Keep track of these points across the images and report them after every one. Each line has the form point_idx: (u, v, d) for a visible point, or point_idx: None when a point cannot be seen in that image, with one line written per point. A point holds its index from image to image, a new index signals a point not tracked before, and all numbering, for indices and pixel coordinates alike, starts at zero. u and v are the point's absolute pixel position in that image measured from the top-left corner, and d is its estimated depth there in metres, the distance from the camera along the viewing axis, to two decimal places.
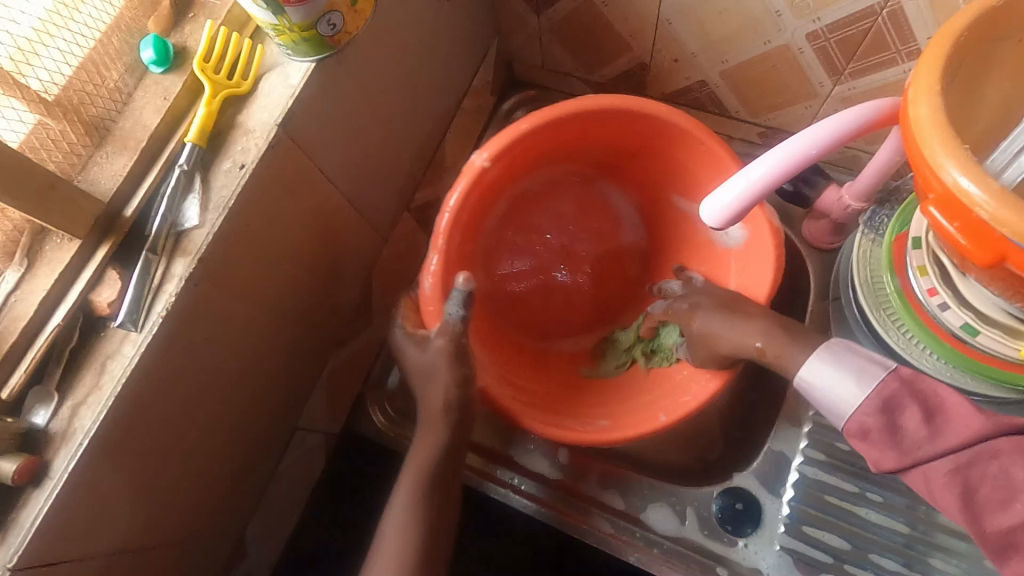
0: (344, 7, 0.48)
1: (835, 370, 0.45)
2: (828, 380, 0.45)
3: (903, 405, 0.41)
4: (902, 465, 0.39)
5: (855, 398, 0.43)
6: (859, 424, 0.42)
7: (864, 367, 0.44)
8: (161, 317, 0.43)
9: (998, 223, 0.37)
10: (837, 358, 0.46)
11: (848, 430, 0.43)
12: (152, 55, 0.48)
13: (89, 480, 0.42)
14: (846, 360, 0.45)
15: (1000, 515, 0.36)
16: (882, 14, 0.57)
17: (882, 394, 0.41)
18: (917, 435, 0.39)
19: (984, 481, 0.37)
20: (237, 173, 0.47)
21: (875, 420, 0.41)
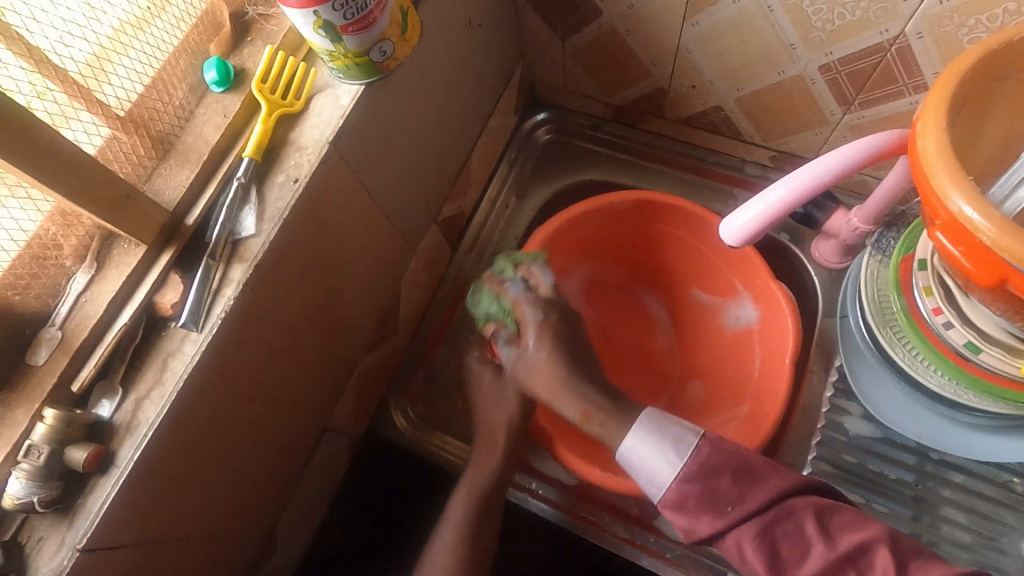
0: (396, 36, 0.52)
1: (648, 439, 0.54)
2: (646, 455, 0.53)
3: (718, 469, 0.51)
4: (713, 528, 0.50)
5: (666, 482, 0.52)
6: (674, 498, 0.52)
7: (680, 436, 0.53)
8: (221, 319, 0.47)
9: (1000, 248, 0.40)
10: (652, 427, 0.55)
11: (664, 500, 0.52)
12: (215, 75, 0.52)
13: (151, 469, 0.45)
14: (662, 431, 0.54)
15: (803, 568, 0.47)
16: (891, 50, 0.60)
17: (698, 461, 0.51)
18: (729, 496, 0.50)
19: (788, 540, 0.48)
20: (291, 186, 0.51)
21: (693, 487, 0.51)
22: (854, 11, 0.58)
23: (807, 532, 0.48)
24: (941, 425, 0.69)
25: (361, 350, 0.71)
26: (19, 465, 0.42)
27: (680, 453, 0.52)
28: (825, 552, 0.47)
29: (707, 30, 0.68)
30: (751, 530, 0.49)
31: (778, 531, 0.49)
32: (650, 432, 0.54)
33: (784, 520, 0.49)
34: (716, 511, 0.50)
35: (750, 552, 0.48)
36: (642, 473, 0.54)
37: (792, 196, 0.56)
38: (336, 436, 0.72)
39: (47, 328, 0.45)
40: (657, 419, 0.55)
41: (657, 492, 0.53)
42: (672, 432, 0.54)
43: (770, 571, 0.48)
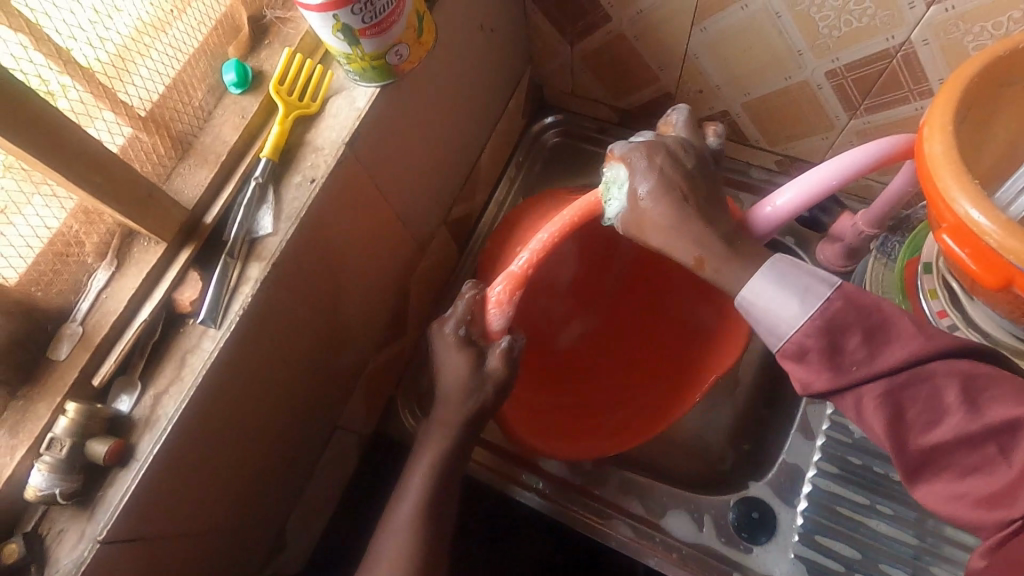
0: (412, 39, 0.53)
1: (771, 281, 0.43)
2: (769, 297, 0.43)
3: (847, 326, 0.40)
4: (833, 386, 0.40)
5: (787, 328, 0.42)
6: (795, 348, 0.41)
7: (811, 286, 0.41)
8: (238, 316, 0.48)
9: (1006, 250, 0.41)
10: (776, 272, 0.43)
11: (783, 351, 0.42)
12: (233, 77, 0.53)
13: (169, 464, 0.46)
14: (789, 276, 0.43)
15: (927, 436, 0.40)
16: (897, 57, 0.61)
17: (828, 317, 0.40)
18: (854, 356, 0.40)
19: (916, 405, 0.40)
20: (308, 187, 0.52)
21: (816, 341, 0.41)
22: (861, 18, 0.59)
23: (948, 400, 0.39)
24: None
25: (370, 349, 0.72)
26: (41, 457, 0.42)
27: (813, 300, 0.41)
28: (963, 424, 0.39)
29: (714, 35, 0.69)
30: (878, 392, 0.39)
31: (907, 394, 0.39)
32: (775, 277, 0.43)
33: (919, 385, 0.39)
34: (836, 364, 0.40)
35: (868, 409, 0.40)
36: (756, 319, 0.43)
37: (803, 197, 0.54)
38: (345, 435, 0.73)
39: (68, 324, 0.46)
40: (786, 264, 0.43)
41: (776, 341, 0.42)
42: (801, 281, 0.42)
43: (893, 442, 0.40)
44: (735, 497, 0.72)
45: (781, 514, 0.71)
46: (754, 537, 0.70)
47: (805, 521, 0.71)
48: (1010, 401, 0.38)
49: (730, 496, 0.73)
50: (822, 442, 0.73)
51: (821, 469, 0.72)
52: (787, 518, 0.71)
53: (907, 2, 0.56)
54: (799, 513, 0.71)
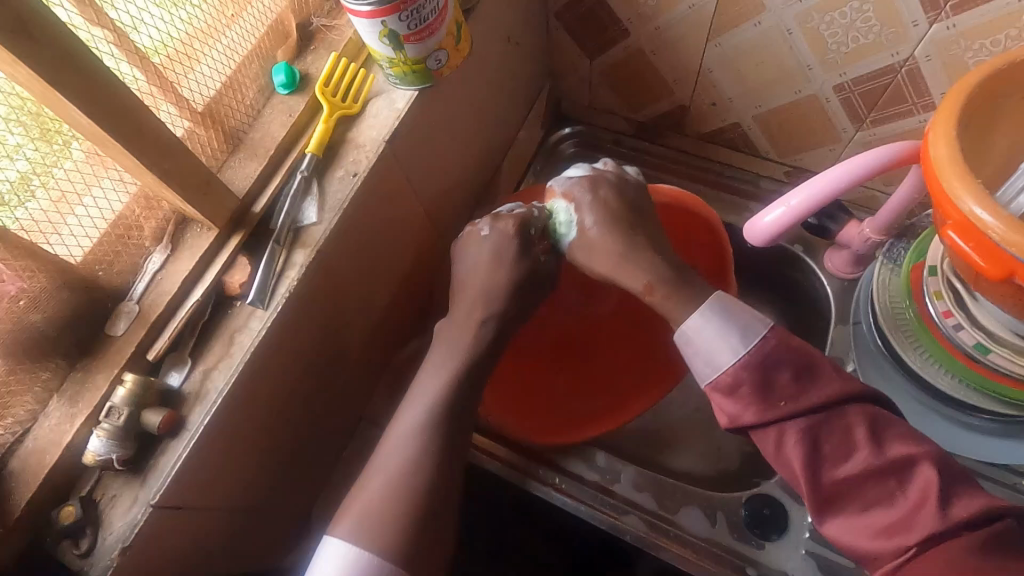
0: (450, 47, 0.57)
1: (716, 325, 0.51)
2: (710, 337, 0.51)
3: (781, 366, 0.49)
4: (760, 416, 0.48)
5: (725, 359, 0.50)
6: (730, 381, 0.49)
7: (751, 324, 0.50)
8: (285, 297, 0.51)
9: (1008, 244, 0.44)
10: (722, 315, 0.52)
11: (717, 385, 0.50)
12: (283, 79, 0.57)
13: (215, 437, 0.48)
14: (734, 316, 0.51)
15: (839, 470, 0.47)
16: (901, 72, 0.65)
17: (763, 354, 0.49)
18: (785, 392, 0.48)
19: (831, 441, 0.47)
20: (350, 180, 0.55)
21: (749, 377, 0.49)
22: (868, 35, 0.63)
23: (858, 436, 0.47)
24: (952, 429, 0.72)
25: (394, 344, 0.74)
26: (100, 425, 0.45)
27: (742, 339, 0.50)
28: (872, 457, 0.46)
29: (728, 51, 0.73)
30: (798, 426, 0.47)
31: (826, 430, 0.47)
32: (725, 317, 0.51)
33: (835, 422, 0.47)
34: (765, 400, 0.48)
35: (792, 444, 0.47)
36: (695, 354, 0.51)
37: (805, 196, 0.60)
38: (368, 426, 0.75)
39: (125, 302, 0.49)
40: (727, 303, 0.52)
41: (712, 372, 0.50)
42: (739, 324, 0.51)
43: (814, 474, 0.47)
44: (747, 494, 0.74)
45: (793, 512, 0.73)
46: (766, 533, 0.72)
47: None
48: (908, 442, 0.47)
49: (742, 493, 0.74)
50: None
51: None
52: (799, 515, 0.73)
53: (911, 21, 0.60)
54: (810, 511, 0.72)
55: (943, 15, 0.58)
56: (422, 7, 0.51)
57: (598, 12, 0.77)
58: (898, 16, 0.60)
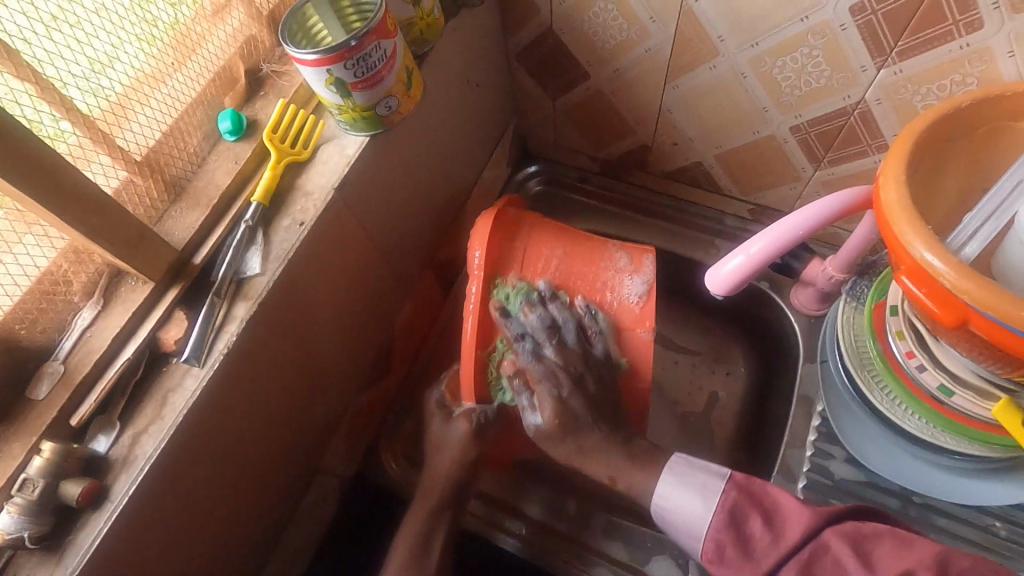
0: (401, 93, 0.56)
1: (679, 480, 0.57)
2: (675, 490, 0.57)
3: (745, 514, 0.51)
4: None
5: (702, 517, 0.53)
6: (714, 545, 0.51)
7: (706, 483, 0.55)
8: (223, 354, 0.48)
9: (959, 291, 0.43)
10: (680, 477, 0.58)
11: (705, 555, 0.51)
12: (229, 125, 0.55)
13: (144, 506, 0.45)
14: (690, 475, 0.57)
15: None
16: (854, 114, 0.66)
17: (727, 509, 0.52)
18: (762, 542, 0.49)
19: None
20: (297, 229, 0.53)
21: (726, 535, 0.51)
22: (819, 79, 0.64)
23: (849, 569, 0.44)
24: (921, 468, 0.71)
25: (353, 391, 0.72)
26: (12, 499, 0.42)
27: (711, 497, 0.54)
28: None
29: (686, 93, 0.74)
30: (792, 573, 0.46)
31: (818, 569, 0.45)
32: (678, 479, 0.57)
33: (820, 558, 0.46)
34: (748, 559, 0.49)
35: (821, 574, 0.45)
36: (681, 531, 0.55)
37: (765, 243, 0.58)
38: (325, 478, 0.72)
39: (50, 362, 0.47)
40: (688, 464, 0.58)
41: (696, 546, 0.53)
42: (707, 477, 0.56)
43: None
44: None
45: None
46: None
47: None
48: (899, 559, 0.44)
49: None
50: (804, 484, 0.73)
51: None
52: None
53: (859, 66, 0.61)
54: None
55: (890, 61, 0.59)
56: (369, 55, 0.50)
57: (558, 54, 0.78)
58: (847, 61, 0.61)
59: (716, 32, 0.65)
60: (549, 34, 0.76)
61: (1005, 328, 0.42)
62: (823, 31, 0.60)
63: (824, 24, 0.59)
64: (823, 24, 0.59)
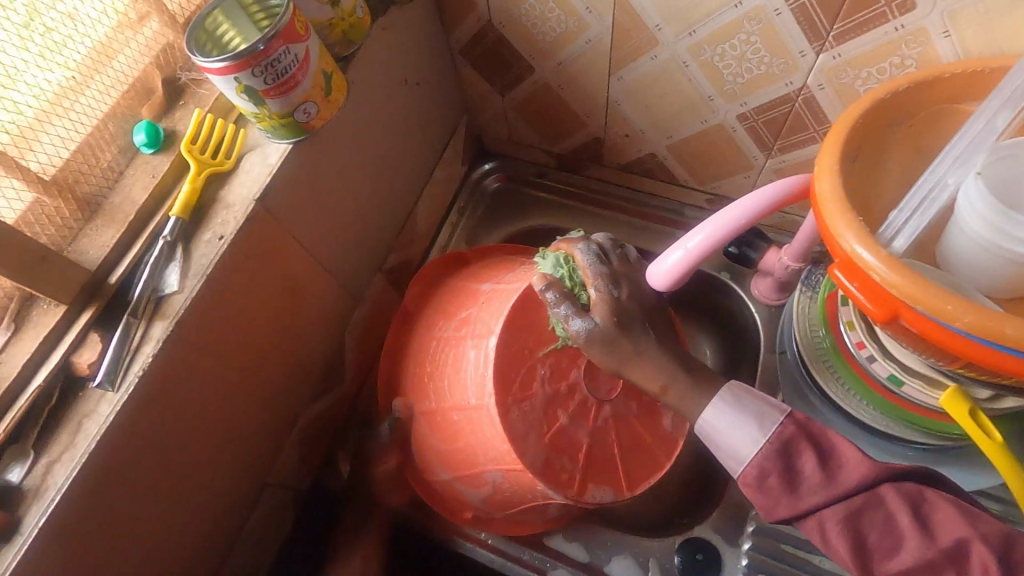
0: (319, 98, 0.54)
1: (730, 414, 0.51)
2: (729, 429, 0.50)
3: (798, 449, 0.48)
4: (794, 510, 0.46)
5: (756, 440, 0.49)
6: (755, 473, 0.48)
7: (764, 413, 0.50)
8: (138, 377, 0.47)
9: (889, 285, 0.41)
10: (733, 404, 0.51)
11: (744, 478, 0.49)
12: (144, 137, 0.53)
13: (60, 535, 0.45)
14: (747, 403, 0.51)
15: (891, 564, 0.44)
16: (798, 100, 0.64)
17: (781, 437, 0.48)
18: (811, 481, 0.47)
19: (874, 530, 0.45)
20: (216, 244, 0.52)
21: (773, 463, 0.48)
22: (760, 66, 0.62)
23: (902, 524, 0.45)
24: None
25: (302, 403, 0.71)
26: None
27: (767, 428, 0.49)
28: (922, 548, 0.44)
29: (631, 83, 0.72)
30: (837, 514, 0.45)
31: (866, 519, 0.45)
32: (734, 407, 0.51)
33: (873, 509, 0.45)
34: (792, 489, 0.47)
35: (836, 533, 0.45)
36: (723, 450, 0.51)
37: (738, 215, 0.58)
38: (277, 491, 0.71)
39: None
40: (740, 394, 0.52)
41: (737, 466, 0.49)
42: (753, 407, 0.51)
43: (859, 565, 0.45)
44: (679, 539, 0.70)
45: (726, 556, 0.69)
46: None
47: (750, 561, 0.68)
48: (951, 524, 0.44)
49: (675, 538, 0.71)
50: None
51: None
52: (730, 559, 0.69)
53: (798, 51, 0.59)
54: (744, 553, 0.68)
55: (828, 44, 0.57)
56: (278, 60, 0.48)
57: (500, 49, 0.76)
58: (786, 47, 0.59)
59: (653, 21, 0.63)
60: (489, 29, 0.74)
61: (934, 322, 0.41)
62: (758, 16, 0.58)
63: (759, 10, 0.57)
64: (757, 10, 0.57)
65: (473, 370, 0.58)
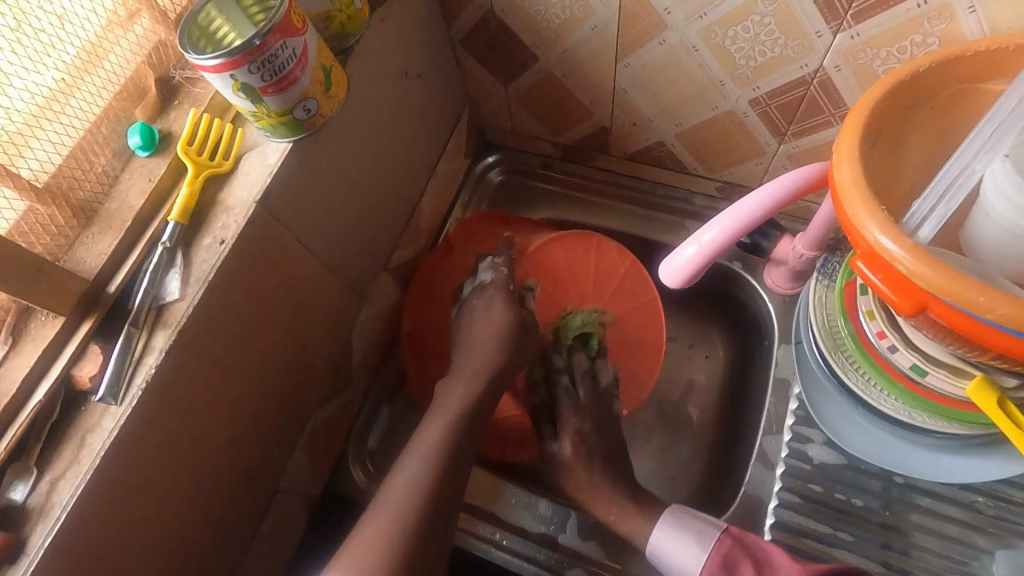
0: (319, 94, 0.52)
1: (673, 533, 0.64)
2: (670, 542, 0.64)
3: (738, 563, 0.60)
4: None
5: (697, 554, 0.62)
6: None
7: (704, 529, 0.63)
8: (141, 390, 0.45)
9: (916, 276, 0.39)
10: (678, 520, 0.65)
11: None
12: (138, 140, 0.52)
13: (67, 555, 0.43)
14: (687, 521, 0.64)
15: None
16: (813, 83, 0.62)
17: (720, 554, 0.60)
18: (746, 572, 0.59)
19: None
20: (217, 248, 0.50)
21: (717, 574, 0.60)
22: (773, 48, 0.60)
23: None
24: (903, 449, 0.68)
25: (311, 407, 0.69)
26: None
27: (706, 541, 0.62)
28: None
29: (639, 70, 0.70)
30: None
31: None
32: (676, 524, 0.64)
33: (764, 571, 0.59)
34: None
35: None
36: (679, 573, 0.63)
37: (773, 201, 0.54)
38: (288, 496, 0.70)
39: None
40: (677, 516, 0.65)
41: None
42: (698, 522, 0.64)
43: None
44: None
45: None
46: None
47: None
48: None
49: None
50: (782, 471, 0.72)
51: (783, 500, 0.71)
52: None
53: (814, 32, 0.57)
54: None
55: (845, 24, 0.55)
56: (275, 56, 0.46)
57: (502, 38, 0.73)
58: (801, 28, 0.57)
59: (662, 5, 0.61)
60: (490, 17, 0.71)
61: (965, 315, 0.39)
62: None
63: None
64: None
65: (503, 297, 0.70)
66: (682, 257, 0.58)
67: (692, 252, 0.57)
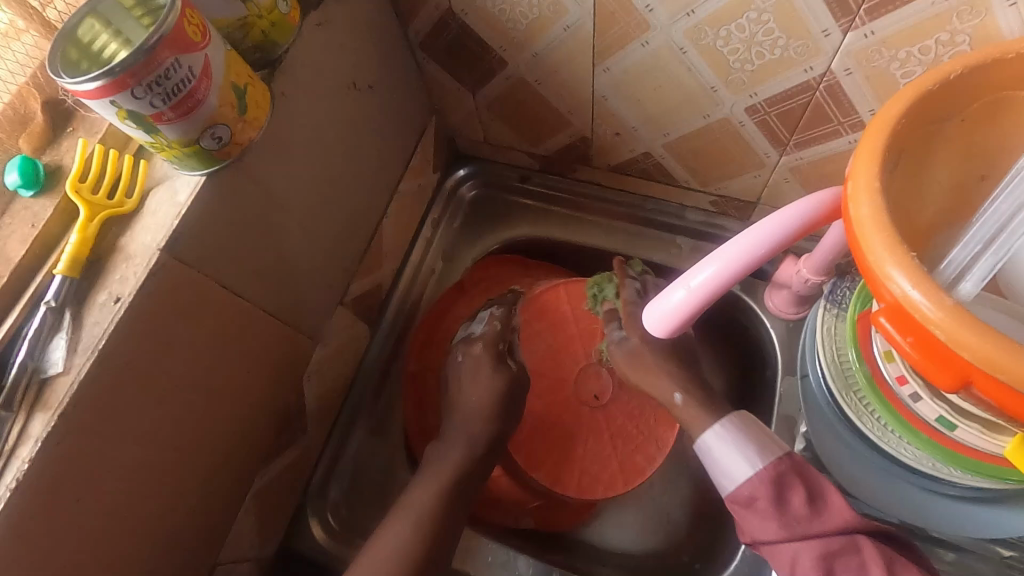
0: (233, 118, 0.44)
1: (730, 442, 0.55)
2: (728, 452, 0.54)
3: (793, 486, 0.51)
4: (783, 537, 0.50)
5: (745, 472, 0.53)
6: (745, 494, 0.52)
7: (767, 445, 0.54)
8: (9, 490, 0.38)
9: (958, 345, 0.31)
10: (742, 426, 0.56)
11: (736, 490, 0.53)
12: (18, 177, 0.43)
13: None
14: (754, 432, 0.55)
15: None
16: (820, 89, 0.54)
17: (776, 471, 0.52)
18: (801, 513, 0.50)
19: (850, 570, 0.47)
20: (111, 308, 0.42)
21: (763, 491, 0.51)
22: (773, 49, 0.52)
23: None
24: (922, 498, 0.61)
25: (257, 464, 0.62)
26: None
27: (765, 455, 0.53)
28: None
29: (619, 75, 0.61)
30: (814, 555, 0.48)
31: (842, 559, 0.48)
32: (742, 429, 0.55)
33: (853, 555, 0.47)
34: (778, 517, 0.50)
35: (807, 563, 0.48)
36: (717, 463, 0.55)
37: (772, 231, 0.45)
38: (234, 563, 0.63)
39: None
40: (743, 423, 0.55)
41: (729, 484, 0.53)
42: (756, 440, 0.54)
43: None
44: None
45: None
46: None
47: None
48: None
49: None
50: None
51: None
52: None
53: (821, 30, 0.49)
54: None
55: (858, 21, 0.47)
56: (167, 76, 0.38)
57: (465, 41, 0.65)
58: (805, 26, 0.49)
59: (642, 1, 0.52)
60: (450, 17, 0.63)
61: (1020, 395, 0.31)
62: None
63: None
64: None
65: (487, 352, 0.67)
66: (668, 303, 0.51)
67: (679, 298, 0.49)
